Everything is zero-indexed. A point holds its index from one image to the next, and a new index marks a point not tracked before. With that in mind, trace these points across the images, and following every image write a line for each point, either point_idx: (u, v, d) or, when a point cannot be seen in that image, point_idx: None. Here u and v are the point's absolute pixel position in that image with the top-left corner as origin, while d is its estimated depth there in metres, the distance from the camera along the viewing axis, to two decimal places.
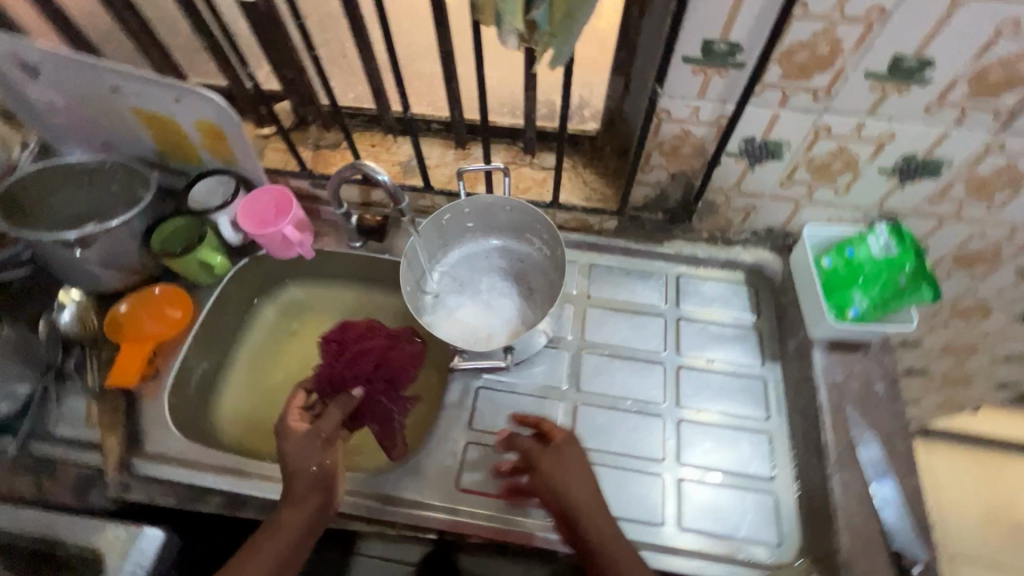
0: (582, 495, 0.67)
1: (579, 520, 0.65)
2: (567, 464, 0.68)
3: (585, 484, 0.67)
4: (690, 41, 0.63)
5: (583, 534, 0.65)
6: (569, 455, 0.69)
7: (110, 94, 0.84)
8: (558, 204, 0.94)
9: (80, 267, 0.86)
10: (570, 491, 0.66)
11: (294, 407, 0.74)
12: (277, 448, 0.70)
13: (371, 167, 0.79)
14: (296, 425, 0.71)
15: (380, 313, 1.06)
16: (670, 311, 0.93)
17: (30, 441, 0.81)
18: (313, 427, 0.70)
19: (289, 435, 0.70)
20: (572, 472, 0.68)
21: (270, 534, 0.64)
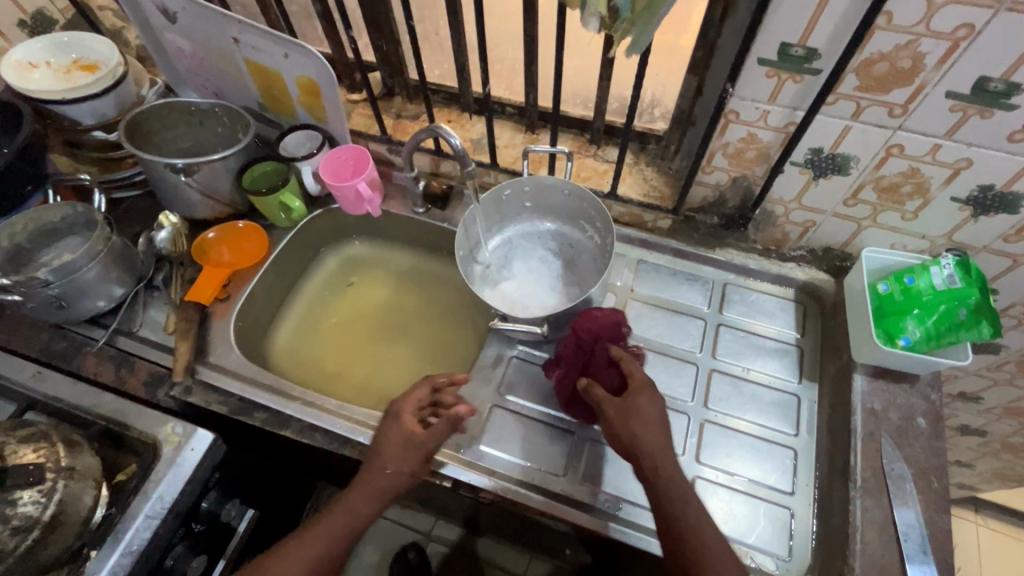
0: (404, 454, 0.71)
1: (650, 465, 0.64)
2: (647, 408, 0.68)
3: (664, 437, 0.66)
4: (768, 42, 0.64)
5: (654, 477, 0.63)
6: (650, 401, 0.68)
7: (230, 45, 0.95)
8: (615, 196, 0.96)
9: (181, 193, 0.96)
10: (641, 431, 0.66)
11: (411, 411, 0.75)
12: (380, 444, 0.72)
13: (447, 133, 0.81)
14: (411, 428, 0.72)
15: (431, 278, 1.13)
16: (711, 316, 0.94)
17: (116, 337, 0.92)
18: (420, 435, 0.71)
19: (395, 436, 0.72)
20: (649, 418, 0.67)
21: (322, 522, 0.68)
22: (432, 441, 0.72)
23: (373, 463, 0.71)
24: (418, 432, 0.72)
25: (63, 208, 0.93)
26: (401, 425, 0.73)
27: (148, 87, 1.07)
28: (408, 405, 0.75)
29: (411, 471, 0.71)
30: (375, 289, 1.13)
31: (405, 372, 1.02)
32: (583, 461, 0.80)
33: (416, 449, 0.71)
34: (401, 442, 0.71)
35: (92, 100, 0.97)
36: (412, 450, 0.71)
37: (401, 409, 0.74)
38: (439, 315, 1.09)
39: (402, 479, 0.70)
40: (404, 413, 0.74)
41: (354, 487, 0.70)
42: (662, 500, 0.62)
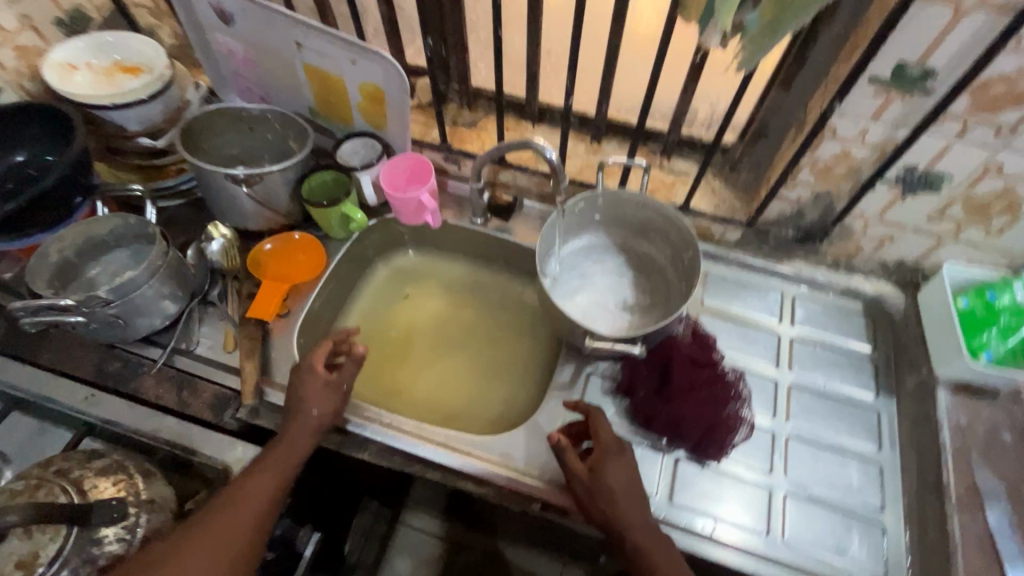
0: (325, 396, 0.79)
1: (626, 535, 0.66)
2: (614, 479, 0.68)
3: (635, 506, 0.67)
4: (883, 62, 0.64)
5: (623, 544, 0.66)
6: (615, 465, 0.69)
7: (290, 49, 0.91)
8: (686, 208, 0.95)
9: (236, 202, 0.91)
10: (612, 505, 0.67)
11: (319, 359, 0.82)
12: (297, 380, 0.80)
13: (543, 145, 0.76)
14: (316, 376, 0.79)
15: (486, 291, 1.09)
16: (784, 329, 0.93)
17: (174, 356, 0.87)
18: (332, 382, 0.80)
19: (311, 378, 0.79)
20: (618, 488, 0.67)
21: (260, 477, 0.70)
22: (345, 383, 0.81)
23: (298, 402, 0.78)
24: (329, 377, 0.80)
25: (114, 220, 0.87)
26: (313, 377, 0.79)
27: (192, 91, 1.02)
28: (317, 359, 0.81)
29: (333, 409, 0.79)
30: (431, 302, 1.09)
31: (470, 389, 0.99)
32: (675, 480, 0.78)
33: (336, 390, 0.80)
34: (320, 386, 0.79)
35: (140, 106, 0.92)
36: (334, 391, 0.80)
37: (314, 362, 0.81)
38: (497, 329, 1.06)
39: (323, 419, 0.78)
40: (312, 360, 0.81)
41: (291, 433, 0.75)
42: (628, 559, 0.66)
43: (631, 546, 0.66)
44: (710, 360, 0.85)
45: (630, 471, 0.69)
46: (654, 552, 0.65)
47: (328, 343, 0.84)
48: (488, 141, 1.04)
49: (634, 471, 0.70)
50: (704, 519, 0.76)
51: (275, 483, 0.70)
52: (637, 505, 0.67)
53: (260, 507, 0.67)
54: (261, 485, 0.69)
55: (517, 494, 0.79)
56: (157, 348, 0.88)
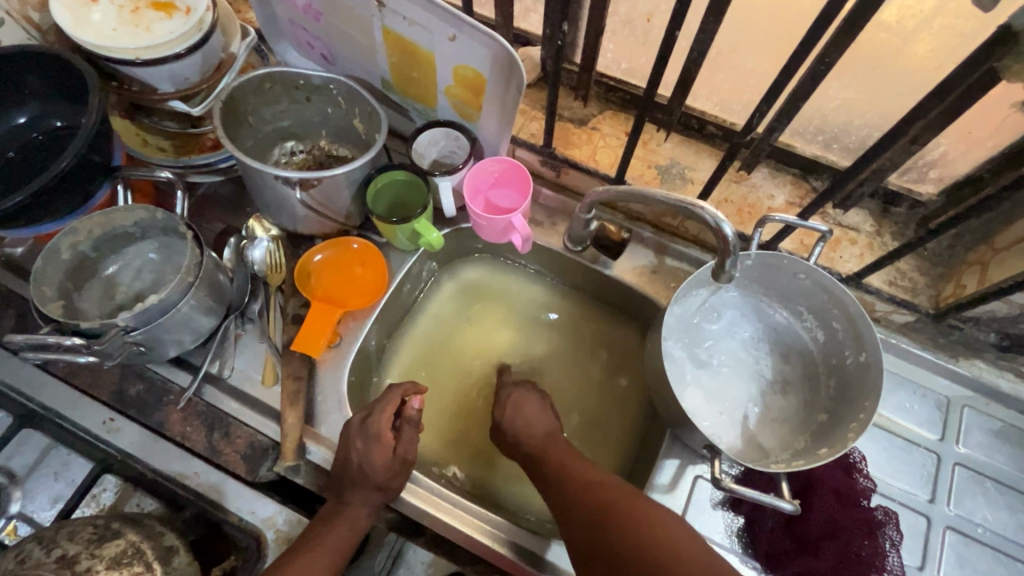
0: (388, 473, 0.64)
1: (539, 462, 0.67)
2: (508, 412, 0.72)
3: (540, 420, 0.71)
4: None
5: (550, 479, 0.65)
6: (515, 402, 0.73)
7: (370, 6, 0.67)
8: (853, 278, 0.73)
9: (286, 205, 0.73)
10: (517, 426, 0.71)
11: (386, 418, 0.66)
12: (360, 446, 0.64)
13: (713, 215, 0.56)
14: (382, 450, 0.64)
15: (569, 327, 0.90)
16: (947, 451, 0.73)
17: (206, 385, 0.73)
18: (400, 450, 0.65)
19: (378, 446, 0.64)
20: (510, 417, 0.72)
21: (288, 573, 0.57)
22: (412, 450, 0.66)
23: (358, 479, 0.63)
24: (392, 460, 0.64)
25: (138, 212, 0.70)
26: (379, 450, 0.64)
27: (238, 40, 0.81)
28: (382, 420, 0.65)
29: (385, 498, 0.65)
30: (502, 334, 0.91)
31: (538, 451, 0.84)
32: None
33: (401, 465, 0.65)
34: (385, 467, 0.63)
35: (174, 62, 0.72)
36: (400, 467, 0.65)
37: (381, 429, 0.65)
38: (576, 376, 0.87)
39: (386, 495, 0.64)
40: (377, 426, 0.65)
41: (344, 508, 0.63)
42: (556, 494, 0.63)
43: (557, 478, 0.64)
44: (860, 494, 0.67)
45: (535, 404, 0.73)
46: (566, 465, 0.65)
47: (396, 402, 0.67)
48: (600, 148, 0.82)
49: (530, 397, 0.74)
50: None
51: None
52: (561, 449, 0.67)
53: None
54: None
55: None
56: (186, 372, 0.74)
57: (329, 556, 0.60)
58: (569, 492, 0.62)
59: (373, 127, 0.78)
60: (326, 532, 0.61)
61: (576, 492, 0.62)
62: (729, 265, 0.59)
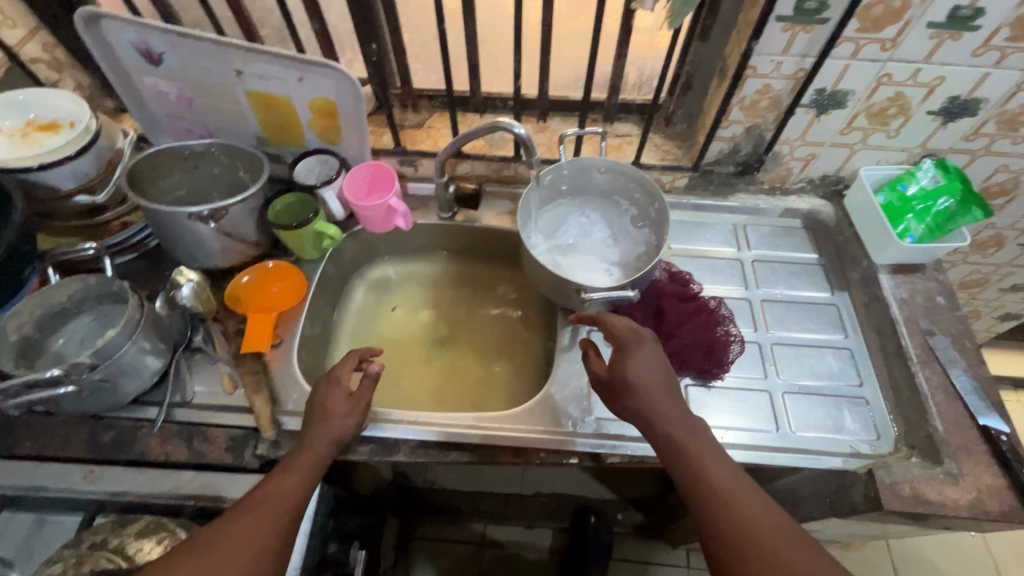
0: (345, 407, 0.77)
1: (656, 422, 0.69)
2: (634, 368, 0.72)
3: (665, 397, 0.71)
4: (785, 2, 0.74)
5: (669, 445, 0.68)
6: (643, 358, 0.73)
7: (229, 78, 0.88)
8: (638, 163, 1.03)
9: (204, 242, 0.88)
10: (649, 393, 0.71)
11: (343, 369, 0.81)
12: (321, 392, 0.79)
13: (511, 124, 0.82)
14: (339, 388, 0.79)
15: (466, 282, 1.12)
16: (744, 255, 1.03)
17: (174, 411, 0.83)
18: (357, 390, 0.79)
19: (336, 386, 0.79)
20: (640, 375, 0.72)
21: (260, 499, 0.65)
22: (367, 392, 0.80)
23: (322, 414, 0.76)
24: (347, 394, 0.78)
25: (71, 284, 0.81)
26: (336, 391, 0.78)
27: (121, 139, 0.96)
28: (342, 369, 0.81)
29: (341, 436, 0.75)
30: (415, 308, 1.11)
31: (476, 376, 1.02)
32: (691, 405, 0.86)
33: (357, 401, 0.78)
34: (341, 400, 0.77)
35: (70, 161, 0.86)
36: (355, 402, 0.78)
37: (340, 373, 0.80)
38: (487, 318, 1.09)
39: (346, 428, 0.76)
40: (337, 375, 0.80)
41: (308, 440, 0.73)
42: (672, 459, 0.67)
43: (684, 452, 0.66)
44: (693, 295, 0.94)
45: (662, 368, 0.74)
46: (692, 446, 0.66)
47: (353, 359, 0.82)
48: (439, 138, 1.07)
49: (656, 363, 0.74)
50: (719, 431, 0.83)
51: (298, 486, 0.68)
52: (678, 419, 0.69)
53: (283, 513, 0.64)
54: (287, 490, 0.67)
55: (557, 454, 0.82)
56: (151, 408, 0.83)
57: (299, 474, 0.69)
58: (687, 474, 0.65)
59: (256, 170, 0.97)
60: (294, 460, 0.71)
61: (692, 447, 0.66)
62: (530, 161, 0.85)
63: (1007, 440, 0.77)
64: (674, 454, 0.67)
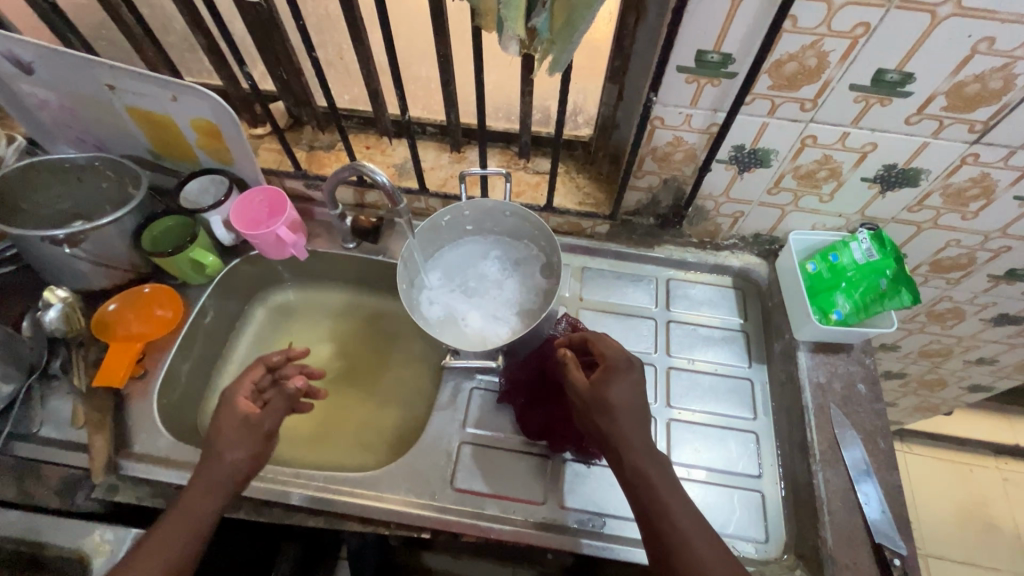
0: (234, 436, 0.71)
1: (627, 455, 0.66)
2: (618, 393, 0.68)
3: (638, 426, 0.67)
4: (684, 52, 0.65)
5: (635, 477, 0.65)
6: (625, 382, 0.69)
7: (104, 92, 0.83)
8: (551, 207, 0.95)
9: (68, 265, 0.84)
10: (624, 419, 0.67)
11: (247, 381, 0.77)
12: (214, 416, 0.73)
13: (371, 168, 0.77)
14: (242, 404, 0.74)
15: (368, 314, 1.06)
16: (660, 313, 0.95)
17: (13, 444, 0.79)
18: (258, 415, 0.73)
19: (229, 410, 0.73)
20: (622, 402, 0.68)
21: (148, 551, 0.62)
22: (271, 418, 0.73)
23: (212, 449, 0.70)
24: (255, 413, 0.73)
25: None
26: (235, 412, 0.72)
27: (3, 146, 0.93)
28: (240, 389, 0.76)
29: (252, 455, 0.70)
30: (313, 338, 1.04)
31: (357, 419, 0.95)
32: (565, 482, 0.79)
33: (253, 430, 0.71)
34: (238, 425, 0.71)
35: None
36: (247, 430, 0.71)
37: (239, 394, 0.75)
38: (384, 357, 1.02)
39: (239, 465, 0.70)
40: (234, 395, 0.74)
41: (198, 473, 0.68)
42: (634, 490, 0.64)
43: (649, 486, 0.63)
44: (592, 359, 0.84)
45: (639, 394, 0.69)
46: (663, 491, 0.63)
47: (257, 370, 0.79)
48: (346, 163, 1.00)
49: (640, 392, 0.70)
50: (590, 517, 0.76)
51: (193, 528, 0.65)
52: (653, 458, 0.65)
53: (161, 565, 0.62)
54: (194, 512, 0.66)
55: (407, 526, 0.76)
56: None
57: (205, 495, 0.67)
58: (652, 508, 0.63)
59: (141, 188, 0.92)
60: (195, 483, 0.68)
61: (659, 481, 0.64)
62: (395, 209, 0.81)
63: (899, 565, 0.68)
64: (640, 491, 0.64)
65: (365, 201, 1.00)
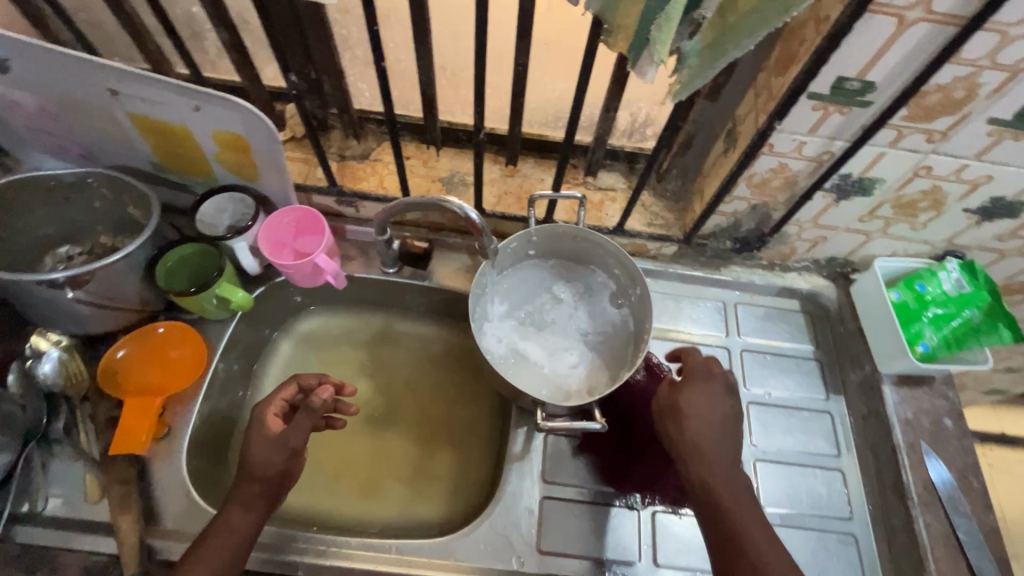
0: (266, 457, 0.63)
1: (697, 466, 0.64)
2: (693, 402, 0.66)
3: (718, 440, 0.65)
4: (823, 78, 0.58)
5: (704, 490, 0.63)
6: (702, 392, 0.67)
7: (102, 97, 0.68)
8: (620, 229, 0.87)
9: (67, 309, 0.70)
10: (695, 428, 0.65)
11: (278, 398, 0.68)
12: (246, 436, 0.65)
13: (459, 206, 0.68)
14: (272, 421, 0.65)
15: (409, 342, 0.96)
16: (732, 342, 0.89)
17: (16, 526, 0.67)
18: (286, 433, 0.64)
19: (259, 428, 0.65)
20: (696, 411, 0.66)
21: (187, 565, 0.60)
22: (298, 434, 0.64)
23: (245, 470, 0.63)
24: (278, 432, 0.64)
25: None
26: (262, 433, 0.64)
27: None
28: (270, 405, 0.67)
29: (278, 473, 0.63)
30: (348, 371, 0.94)
31: (407, 465, 0.86)
32: (657, 537, 0.74)
33: (283, 449, 0.64)
34: (267, 444, 0.64)
35: None
36: (279, 452, 0.63)
37: (269, 409, 0.66)
38: (431, 392, 0.93)
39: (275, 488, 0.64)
40: (264, 412, 0.66)
41: (236, 495, 0.63)
42: (704, 501, 0.63)
43: (719, 501, 0.62)
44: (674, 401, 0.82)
45: (721, 404, 0.67)
46: (738, 510, 0.61)
47: (291, 386, 0.69)
48: (386, 176, 0.88)
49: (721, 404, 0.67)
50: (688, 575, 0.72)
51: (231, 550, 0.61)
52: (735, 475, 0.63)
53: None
54: (235, 528, 0.62)
55: None
56: None
57: (245, 512, 0.62)
58: (721, 522, 0.61)
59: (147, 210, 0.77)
60: (234, 495, 0.63)
61: (727, 497, 0.62)
62: (483, 242, 0.73)
63: None
64: (709, 505, 0.63)
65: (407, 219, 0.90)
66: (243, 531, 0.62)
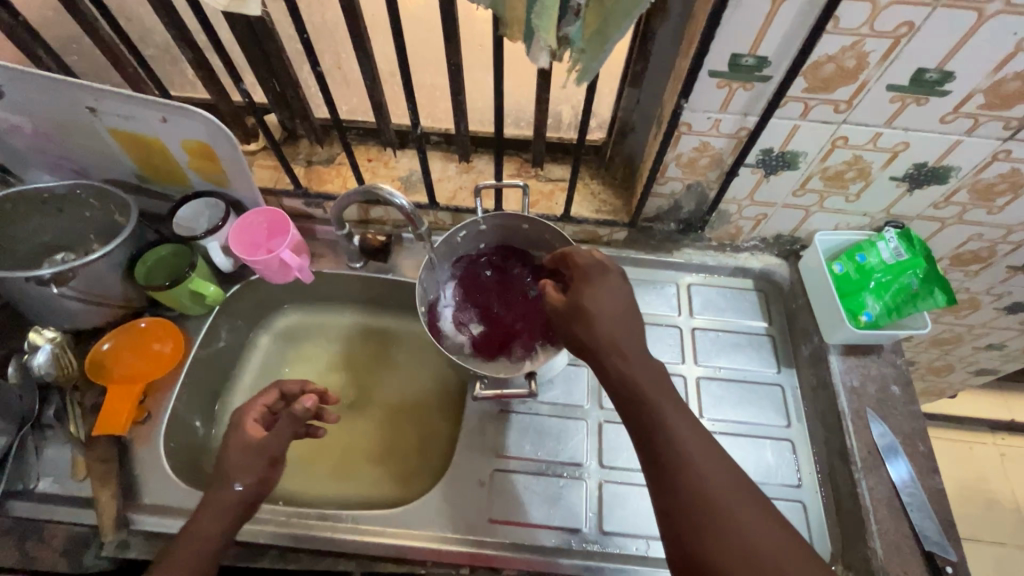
0: (241, 461, 0.66)
1: (609, 362, 0.60)
2: (594, 298, 0.62)
3: (625, 330, 0.61)
4: (718, 55, 0.62)
5: (619, 388, 0.59)
6: (604, 287, 0.63)
7: (83, 115, 0.77)
8: (568, 216, 0.91)
9: (57, 304, 0.78)
10: (605, 328, 0.60)
11: (259, 405, 0.73)
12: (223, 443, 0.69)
13: (388, 191, 0.73)
14: (251, 429, 0.70)
15: (380, 334, 1.02)
16: (684, 321, 0.92)
17: (10, 501, 0.74)
18: (262, 442, 0.68)
19: (236, 435, 0.69)
20: (603, 311, 0.61)
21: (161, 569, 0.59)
22: (276, 441, 0.68)
23: (218, 475, 0.66)
24: (257, 436, 0.69)
25: None
26: (243, 437, 0.68)
27: None
28: (250, 412, 0.72)
29: (258, 478, 0.66)
30: (322, 364, 0.99)
31: (375, 449, 0.91)
32: (603, 506, 0.76)
33: (260, 455, 0.67)
34: (242, 449, 0.67)
35: None
36: (255, 456, 0.67)
37: (246, 416, 0.71)
38: (400, 380, 0.98)
39: (246, 494, 0.65)
40: (243, 418, 0.71)
41: (207, 502, 0.64)
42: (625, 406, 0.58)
43: (636, 399, 0.57)
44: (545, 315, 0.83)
45: (625, 304, 0.62)
46: (662, 406, 0.56)
47: (272, 392, 0.74)
48: (348, 177, 0.94)
49: (623, 294, 0.63)
50: (634, 541, 0.74)
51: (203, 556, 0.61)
52: (658, 382, 0.58)
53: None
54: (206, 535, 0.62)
55: (445, 563, 0.73)
56: None
57: (215, 518, 0.63)
58: (645, 421, 0.56)
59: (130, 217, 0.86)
60: (204, 505, 0.64)
61: (640, 376, 0.58)
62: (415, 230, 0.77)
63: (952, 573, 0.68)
64: (625, 404, 0.58)
65: (370, 217, 0.96)
66: (216, 538, 0.62)
